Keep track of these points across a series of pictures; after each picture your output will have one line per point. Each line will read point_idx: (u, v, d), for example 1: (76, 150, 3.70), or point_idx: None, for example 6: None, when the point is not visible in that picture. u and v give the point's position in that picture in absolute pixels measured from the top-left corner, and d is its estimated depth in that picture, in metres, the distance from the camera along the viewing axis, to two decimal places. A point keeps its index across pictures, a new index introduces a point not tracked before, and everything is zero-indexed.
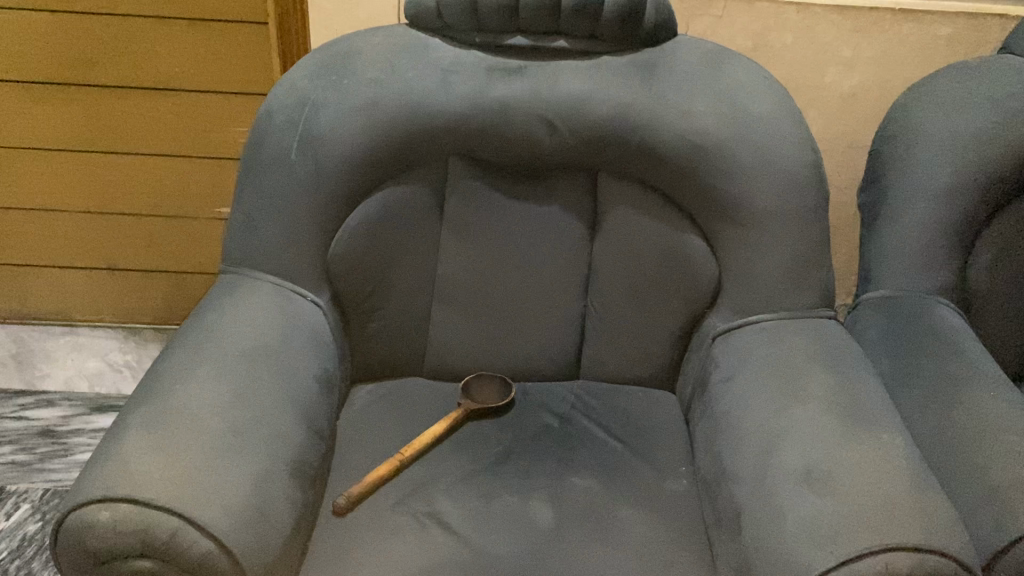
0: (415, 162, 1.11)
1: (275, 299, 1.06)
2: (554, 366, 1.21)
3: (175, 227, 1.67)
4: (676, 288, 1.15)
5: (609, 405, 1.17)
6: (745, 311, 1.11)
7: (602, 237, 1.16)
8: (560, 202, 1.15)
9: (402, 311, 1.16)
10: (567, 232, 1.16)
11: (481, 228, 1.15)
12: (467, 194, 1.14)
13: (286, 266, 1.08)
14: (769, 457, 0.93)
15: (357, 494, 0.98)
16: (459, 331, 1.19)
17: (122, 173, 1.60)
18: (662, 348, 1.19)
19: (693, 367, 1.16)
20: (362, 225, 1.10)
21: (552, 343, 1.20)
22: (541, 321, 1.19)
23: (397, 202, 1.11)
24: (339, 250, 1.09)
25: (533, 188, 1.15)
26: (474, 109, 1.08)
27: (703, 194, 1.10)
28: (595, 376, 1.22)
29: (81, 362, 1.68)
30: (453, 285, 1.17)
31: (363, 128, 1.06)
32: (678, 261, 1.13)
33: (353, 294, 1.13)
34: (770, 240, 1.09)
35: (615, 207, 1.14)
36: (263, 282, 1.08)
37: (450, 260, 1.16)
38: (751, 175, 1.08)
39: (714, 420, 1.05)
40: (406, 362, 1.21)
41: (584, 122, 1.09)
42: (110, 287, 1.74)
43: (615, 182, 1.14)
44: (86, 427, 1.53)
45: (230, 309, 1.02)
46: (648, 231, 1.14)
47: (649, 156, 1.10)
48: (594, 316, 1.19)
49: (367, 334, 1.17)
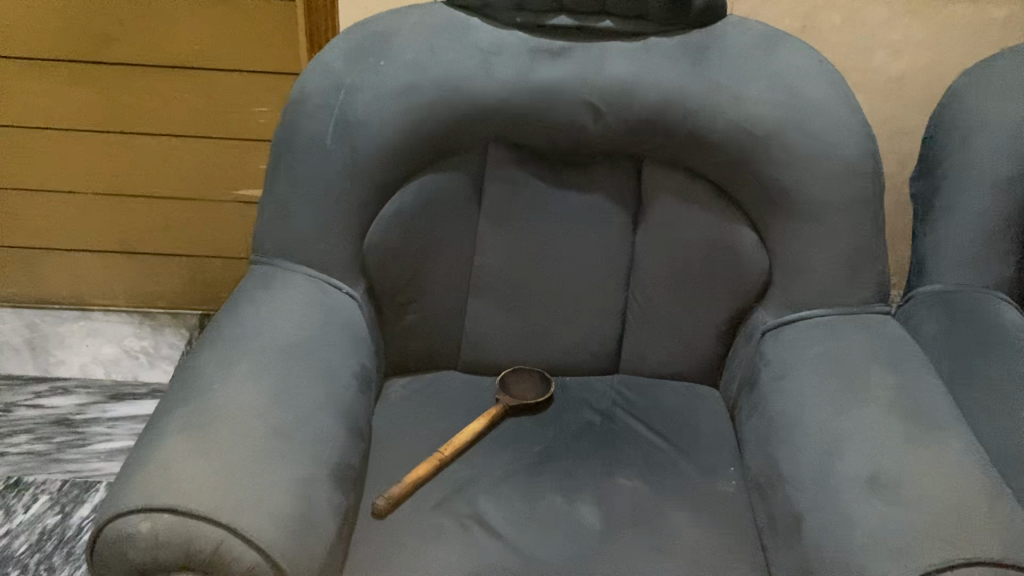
0: (454, 148, 1.06)
1: (310, 291, 1.01)
2: (593, 361, 1.17)
3: (193, 210, 1.61)
4: (724, 280, 1.10)
5: (651, 401, 1.13)
6: (797, 305, 1.07)
7: (647, 228, 1.11)
8: (602, 190, 1.11)
9: (438, 302, 1.12)
10: (609, 222, 1.11)
11: (520, 217, 1.10)
12: (507, 182, 1.09)
13: (320, 256, 1.03)
14: (831, 462, 0.89)
15: (397, 494, 0.94)
16: (497, 324, 1.14)
17: (139, 155, 1.55)
18: (706, 342, 1.15)
19: (740, 362, 1.12)
20: (398, 214, 1.05)
21: (593, 336, 1.15)
22: (581, 314, 1.14)
23: (434, 190, 1.07)
24: (376, 239, 1.05)
25: (575, 175, 1.10)
26: (517, 93, 1.03)
27: (754, 184, 1.05)
28: (635, 371, 1.18)
29: (96, 348, 1.63)
30: (490, 276, 1.12)
31: (402, 113, 1.02)
32: (725, 253, 1.09)
33: (389, 285, 1.09)
34: (824, 232, 1.04)
35: (661, 196, 1.10)
36: (296, 274, 1.03)
37: (488, 250, 1.11)
38: (806, 165, 1.03)
39: (766, 420, 1.01)
40: (440, 356, 1.16)
41: (632, 108, 1.04)
42: (126, 271, 1.69)
43: (660, 170, 1.10)
44: (104, 416, 1.50)
45: (262, 302, 0.98)
46: (695, 221, 1.09)
47: (698, 144, 1.05)
48: (636, 309, 1.14)
49: (401, 326, 1.12)
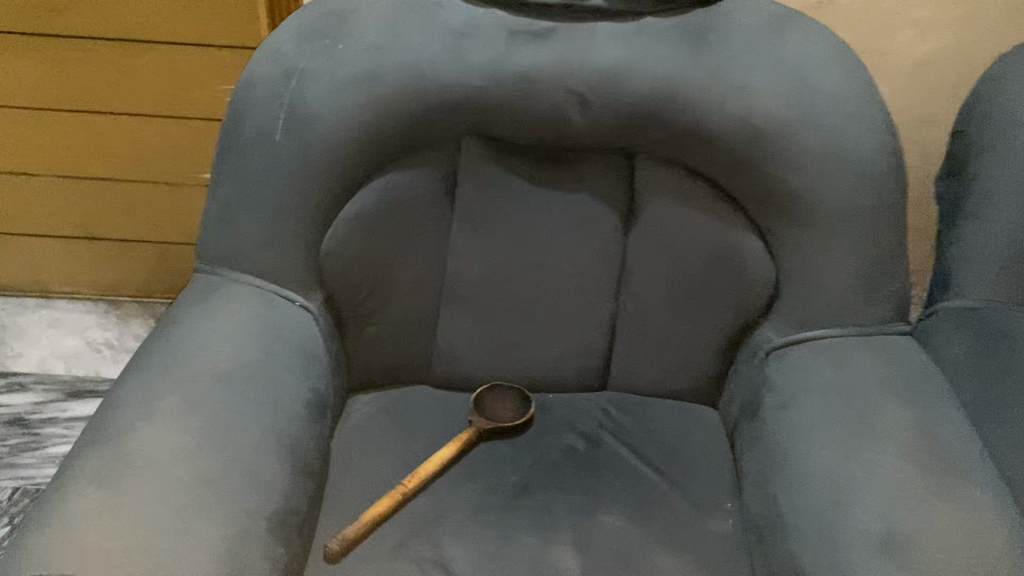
0: (422, 142, 0.94)
1: (258, 306, 0.90)
2: (578, 377, 1.06)
3: (157, 194, 1.50)
4: (725, 292, 0.99)
5: (642, 424, 1.02)
6: (805, 322, 0.96)
7: (639, 232, 1.00)
8: (590, 189, 0.99)
9: (405, 313, 1.01)
10: (597, 224, 1.00)
11: (497, 220, 0.99)
12: (482, 180, 0.98)
13: (270, 264, 0.92)
14: (839, 513, 0.78)
15: (352, 536, 0.84)
16: (472, 336, 1.03)
17: (96, 135, 1.43)
18: (705, 358, 1.03)
19: (740, 383, 1.00)
20: (359, 217, 0.94)
21: (578, 350, 1.04)
22: (565, 326, 1.03)
23: (400, 190, 0.95)
24: (332, 245, 0.94)
25: (559, 173, 0.98)
26: (492, 81, 0.91)
27: (759, 185, 0.93)
28: (626, 388, 1.07)
29: (57, 340, 1.53)
30: (465, 284, 1.01)
31: (361, 104, 0.90)
32: (726, 262, 0.98)
33: (350, 295, 0.97)
34: (838, 242, 0.93)
35: (655, 196, 0.98)
36: (242, 286, 0.92)
37: (462, 255, 1.00)
38: (819, 166, 0.91)
39: (767, 454, 0.90)
40: (409, 371, 1.05)
41: (623, 98, 0.92)
42: (90, 258, 1.58)
43: (655, 167, 0.98)
44: (60, 416, 1.40)
45: (200, 321, 0.87)
46: (692, 225, 0.98)
47: (697, 141, 0.93)
48: (626, 320, 1.03)
49: (365, 339, 1.01)
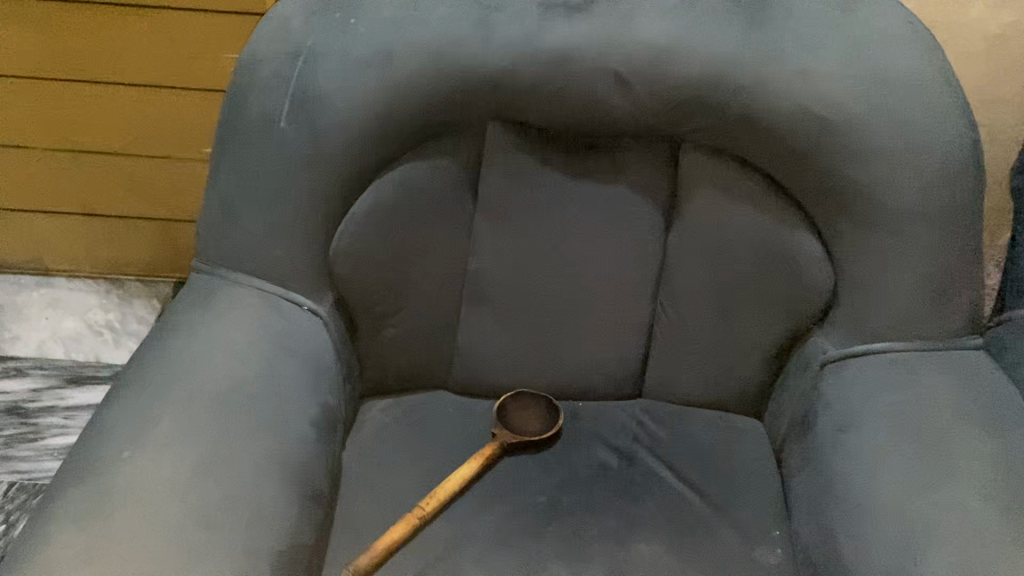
0: (443, 128, 0.85)
1: (262, 312, 0.82)
2: (611, 384, 0.97)
3: (159, 170, 1.41)
4: (776, 295, 0.90)
5: (681, 437, 0.94)
6: (866, 333, 0.86)
7: (682, 228, 0.91)
8: (629, 181, 0.89)
9: (424, 314, 0.92)
10: (636, 219, 0.90)
11: (527, 215, 0.90)
12: (510, 171, 0.88)
13: (274, 264, 0.83)
14: (910, 558, 0.70)
15: (366, 565, 0.76)
16: (497, 339, 0.94)
17: (93, 107, 1.34)
18: (750, 367, 0.95)
19: (791, 396, 0.91)
20: (373, 211, 0.85)
21: (612, 356, 0.96)
22: (598, 329, 0.94)
23: (419, 181, 0.86)
24: (344, 243, 0.85)
25: (594, 163, 0.89)
26: (522, 62, 0.81)
27: (818, 181, 0.84)
28: (662, 397, 0.98)
29: (57, 322, 1.46)
30: (489, 284, 0.92)
31: (377, 87, 0.80)
32: (777, 261, 0.89)
33: (363, 297, 0.89)
34: (909, 246, 0.83)
35: (701, 189, 0.89)
36: (245, 288, 0.84)
37: (487, 253, 0.91)
38: (891, 159, 0.81)
39: (822, 481, 0.82)
40: (427, 376, 0.97)
41: (668, 81, 0.82)
42: (89, 235, 1.49)
43: (703, 157, 0.88)
44: (59, 404, 1.34)
45: (198, 331, 0.78)
46: (742, 222, 0.89)
47: (752, 130, 0.83)
48: (664, 324, 0.94)
49: (379, 343, 0.93)
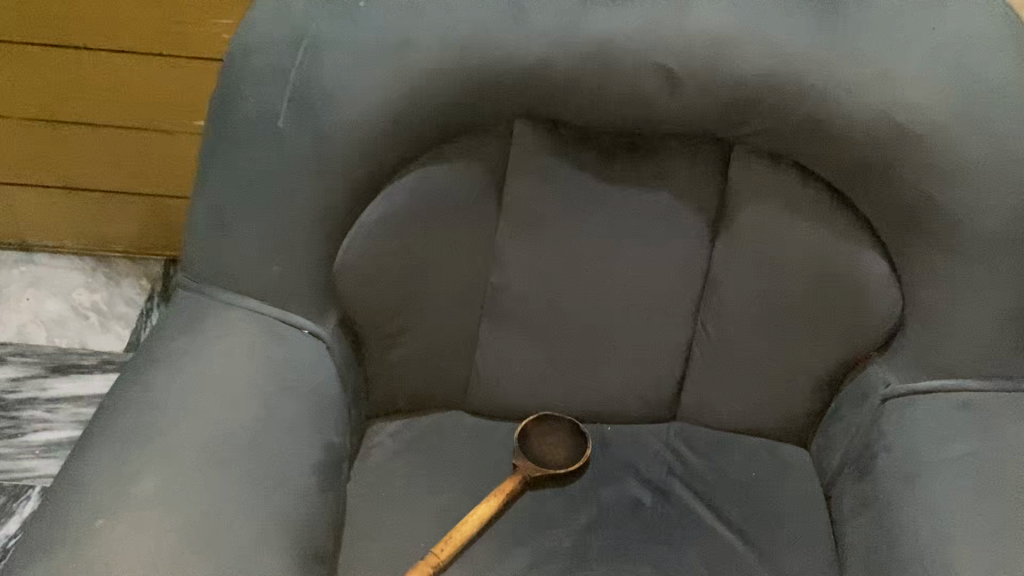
0: (464, 128, 0.74)
1: (257, 339, 0.72)
2: (643, 407, 0.88)
3: (146, 143, 1.30)
4: (834, 320, 0.81)
5: (720, 470, 0.85)
6: (935, 368, 0.78)
7: (730, 240, 0.81)
8: (673, 189, 0.79)
9: (439, 333, 0.83)
10: (680, 231, 0.80)
11: (556, 225, 0.79)
12: (539, 175, 0.77)
13: (271, 282, 0.73)
14: None
15: None
16: (519, 358, 0.85)
17: (73, 74, 1.22)
18: (799, 394, 0.85)
19: (846, 430, 0.83)
20: (384, 222, 0.75)
21: (646, 378, 0.86)
22: (631, 350, 0.85)
23: (435, 188, 0.75)
24: (350, 257, 0.75)
25: (634, 168, 0.78)
26: (558, 56, 0.70)
27: (891, 199, 0.74)
28: (698, 421, 0.89)
29: (38, 304, 1.36)
30: (512, 300, 0.82)
31: (391, 83, 0.70)
32: (835, 284, 0.79)
33: (371, 315, 0.79)
34: (991, 275, 0.74)
35: (754, 199, 0.79)
36: (237, 310, 0.74)
37: (511, 265, 0.81)
38: (978, 177, 0.72)
39: (884, 535, 0.73)
40: (441, 397, 0.87)
41: (725, 80, 0.71)
42: (72, 209, 1.39)
43: (758, 164, 0.78)
44: (41, 396, 1.25)
45: (183, 364, 0.69)
46: (797, 239, 0.79)
47: (820, 138, 0.73)
48: (704, 344, 0.85)
49: (388, 363, 0.83)
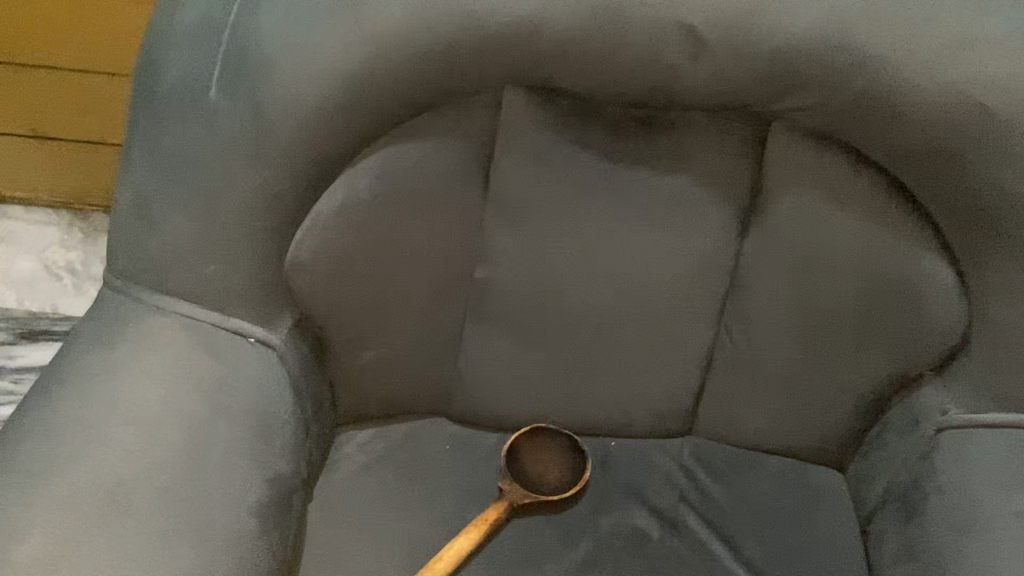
0: (441, 97, 0.61)
1: (191, 351, 0.62)
2: (653, 421, 0.76)
3: (115, 88, 1.18)
4: (883, 333, 0.68)
5: (739, 498, 0.75)
6: (1006, 397, 0.65)
7: (761, 236, 0.67)
8: (696, 172, 0.65)
9: (415, 334, 0.71)
10: (702, 224, 0.67)
11: (554, 214, 0.66)
12: (533, 155, 0.64)
13: (209, 282, 0.62)
14: None
15: None
16: (509, 365, 0.73)
17: (29, 11, 1.10)
18: (837, 414, 0.73)
19: (890, 459, 0.71)
20: (345, 213, 0.63)
21: (658, 389, 0.74)
22: (640, 359, 0.73)
23: (405, 171, 0.63)
24: (306, 253, 0.63)
25: (649, 147, 0.64)
26: (555, 11, 0.56)
27: (964, 194, 0.61)
28: (717, 438, 0.78)
29: (9, 262, 1.26)
30: (501, 300, 0.70)
31: (347, 44, 0.57)
32: (885, 290, 0.66)
33: (334, 316, 0.67)
34: None
35: (793, 188, 0.65)
36: (170, 316, 0.63)
37: (500, 260, 0.68)
38: None
39: None
40: (420, 404, 0.76)
41: (767, 42, 0.57)
42: (41, 159, 1.27)
43: (802, 146, 0.64)
44: (8, 365, 1.16)
45: (94, 386, 0.59)
46: (842, 239, 0.65)
47: (882, 118, 0.59)
48: (728, 354, 0.73)
49: (356, 369, 0.72)
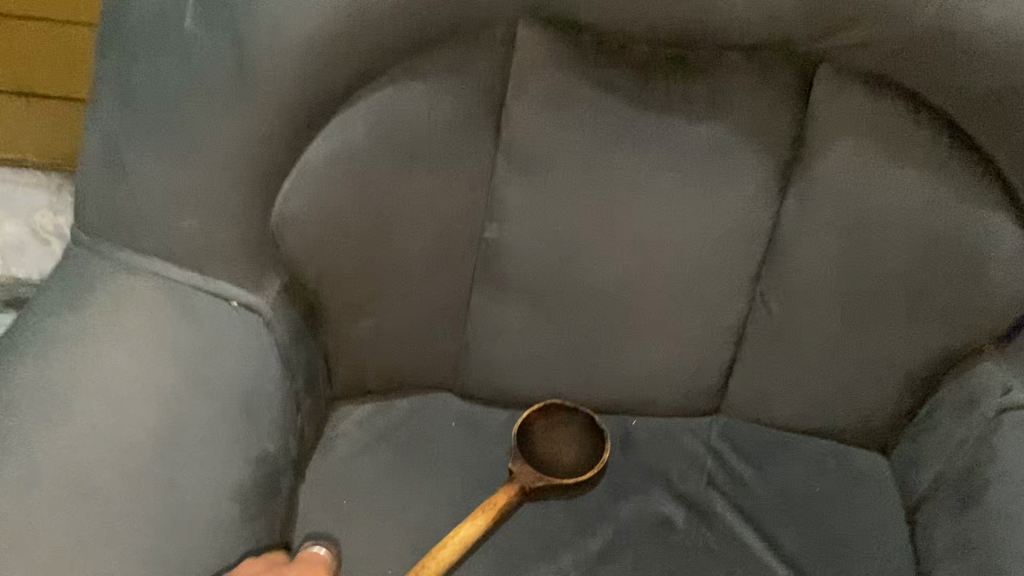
0: (448, 30, 0.53)
1: (167, 316, 0.55)
2: (678, 399, 0.70)
3: None
4: (939, 303, 0.61)
5: (773, 485, 0.69)
6: None
7: (805, 196, 0.60)
8: (733, 121, 0.58)
9: (418, 301, 0.64)
10: (738, 180, 0.60)
11: (572, 168, 0.59)
12: (550, 100, 0.57)
13: (187, 240, 0.56)
14: None
15: None
16: (521, 336, 0.67)
17: None
18: (882, 393, 0.66)
19: (943, 442, 0.64)
20: (340, 163, 0.56)
21: (684, 363, 0.68)
22: (666, 331, 0.66)
23: (406, 116, 0.56)
24: (295, 208, 0.57)
25: (681, 91, 0.57)
26: None
27: None
28: (748, 418, 0.71)
29: None
30: (513, 264, 0.63)
31: None
32: (943, 256, 0.59)
33: (328, 280, 0.61)
34: None
35: (843, 139, 0.58)
36: (144, 277, 0.56)
37: (511, 220, 0.62)
38: None
39: None
40: (423, 378, 0.70)
41: None
42: None
43: (856, 90, 0.56)
44: None
45: (57, 355, 0.53)
46: (898, 196, 0.58)
47: (950, 53, 0.52)
48: (764, 326, 0.66)
49: (352, 339, 0.65)
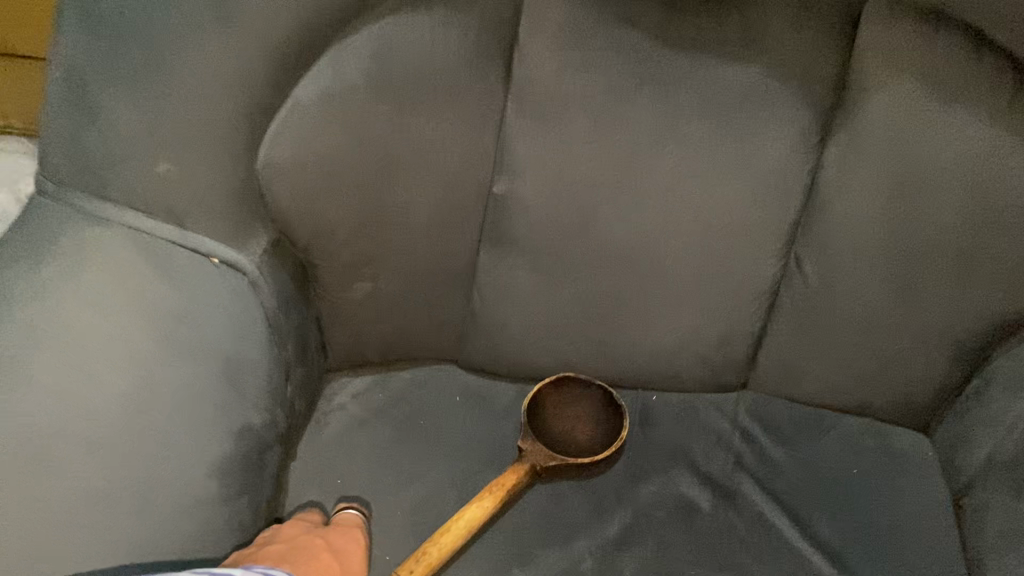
0: None
1: (139, 273, 0.50)
2: (702, 372, 0.64)
3: None
4: (993, 267, 0.55)
5: (805, 467, 0.63)
6: None
7: (848, 147, 0.54)
8: (770, 60, 0.52)
9: (420, 263, 0.59)
10: (775, 129, 0.54)
11: (590, 114, 0.53)
12: (567, 36, 0.51)
13: (162, 189, 0.50)
14: None
15: None
16: (532, 303, 0.61)
17: None
18: (927, 366, 0.60)
19: (991, 420, 0.58)
20: (333, 105, 0.51)
21: (710, 334, 0.62)
22: (690, 298, 0.60)
23: (407, 53, 0.50)
24: (284, 155, 0.51)
25: (713, 26, 0.51)
26: None
27: None
28: (778, 394, 0.66)
29: None
30: (523, 222, 0.58)
31: None
32: (1000, 214, 0.53)
33: (320, 238, 0.55)
34: None
35: (893, 81, 0.52)
36: (115, 231, 0.51)
37: (522, 173, 0.56)
38: None
39: None
40: (426, 349, 0.65)
41: None
42: None
43: (906, 25, 0.51)
44: None
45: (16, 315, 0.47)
46: (952, 147, 0.52)
47: None
48: (798, 293, 0.60)
49: (348, 304, 0.60)
